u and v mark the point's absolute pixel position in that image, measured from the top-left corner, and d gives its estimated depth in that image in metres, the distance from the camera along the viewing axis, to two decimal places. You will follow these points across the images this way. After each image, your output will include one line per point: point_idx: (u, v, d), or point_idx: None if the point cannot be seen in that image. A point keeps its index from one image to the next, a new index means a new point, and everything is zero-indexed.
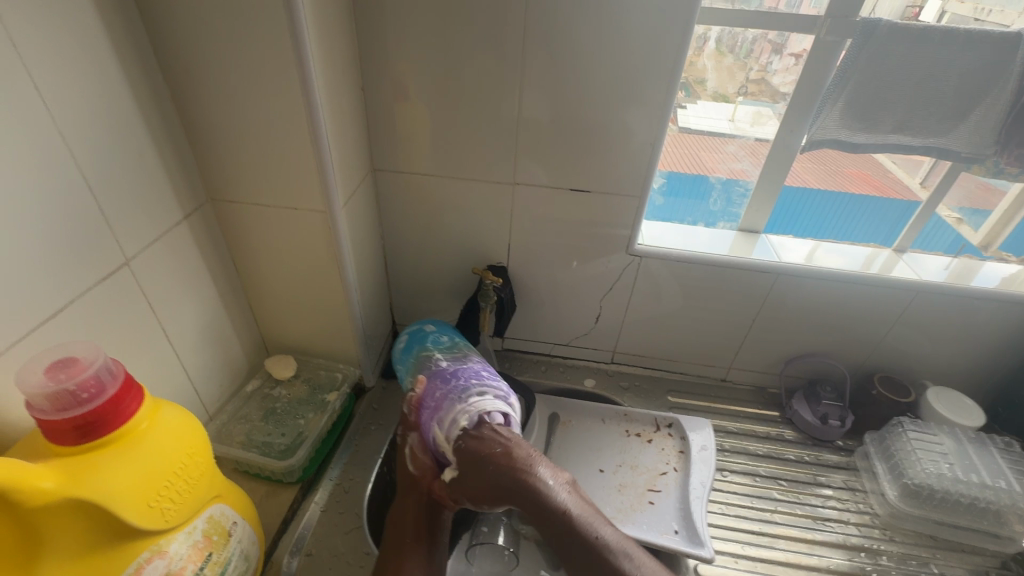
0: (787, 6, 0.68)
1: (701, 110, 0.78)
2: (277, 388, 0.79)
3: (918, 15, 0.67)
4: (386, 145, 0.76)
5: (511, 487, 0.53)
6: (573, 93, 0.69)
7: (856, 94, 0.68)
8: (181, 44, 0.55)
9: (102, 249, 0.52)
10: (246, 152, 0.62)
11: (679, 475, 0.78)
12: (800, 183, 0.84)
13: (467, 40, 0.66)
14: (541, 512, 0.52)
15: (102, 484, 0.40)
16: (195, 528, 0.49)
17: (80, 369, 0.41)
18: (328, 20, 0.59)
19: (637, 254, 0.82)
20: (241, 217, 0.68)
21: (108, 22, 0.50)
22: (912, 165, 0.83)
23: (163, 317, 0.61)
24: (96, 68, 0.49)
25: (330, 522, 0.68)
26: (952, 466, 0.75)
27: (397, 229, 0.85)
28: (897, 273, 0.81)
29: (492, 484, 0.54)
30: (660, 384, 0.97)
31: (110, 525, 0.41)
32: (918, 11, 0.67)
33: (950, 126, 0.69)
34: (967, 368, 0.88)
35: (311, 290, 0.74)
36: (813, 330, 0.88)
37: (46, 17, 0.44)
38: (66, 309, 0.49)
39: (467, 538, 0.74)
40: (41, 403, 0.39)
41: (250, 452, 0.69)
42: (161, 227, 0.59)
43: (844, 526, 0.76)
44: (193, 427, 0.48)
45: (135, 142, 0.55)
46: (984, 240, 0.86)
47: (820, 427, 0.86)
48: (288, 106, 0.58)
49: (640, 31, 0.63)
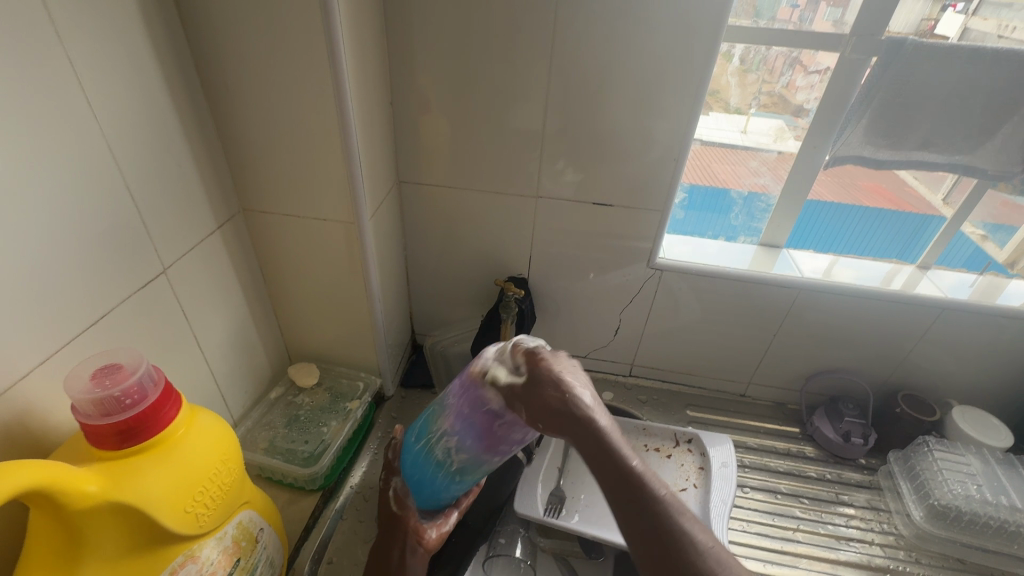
0: (801, 21, 0.68)
1: (713, 122, 0.77)
2: (300, 395, 0.80)
3: (934, 29, 0.66)
4: (412, 158, 0.78)
5: (574, 420, 0.43)
6: (598, 108, 0.70)
7: (880, 111, 0.68)
8: (222, 61, 0.57)
9: (142, 257, 0.53)
10: (280, 164, 0.63)
11: (699, 492, 0.77)
12: (815, 196, 0.82)
13: (495, 56, 0.67)
14: (603, 460, 0.42)
15: (142, 489, 0.41)
16: (225, 534, 0.50)
17: (124, 376, 0.42)
18: (361, 36, 0.60)
19: (658, 267, 0.83)
20: (271, 228, 0.69)
21: (155, 40, 0.52)
22: (935, 180, 0.81)
23: (196, 324, 0.63)
24: (142, 84, 0.51)
25: (350, 530, 0.70)
26: (980, 487, 0.74)
27: (420, 241, 0.87)
28: (921, 289, 0.80)
29: (551, 415, 0.45)
30: (679, 398, 0.97)
31: (147, 529, 0.42)
32: (933, 24, 0.67)
33: (975, 143, 0.69)
34: (994, 387, 0.87)
35: (336, 299, 0.76)
36: (835, 346, 0.87)
37: (99, 38, 0.46)
38: (109, 316, 0.51)
39: (484, 549, 0.73)
40: (87, 408, 0.40)
41: (274, 458, 0.70)
42: (196, 237, 0.61)
43: (867, 547, 0.75)
44: (227, 434, 0.49)
45: (175, 154, 0.56)
46: (1010, 257, 0.84)
47: (842, 445, 0.85)
48: (322, 120, 0.59)
49: (666, 48, 0.64)
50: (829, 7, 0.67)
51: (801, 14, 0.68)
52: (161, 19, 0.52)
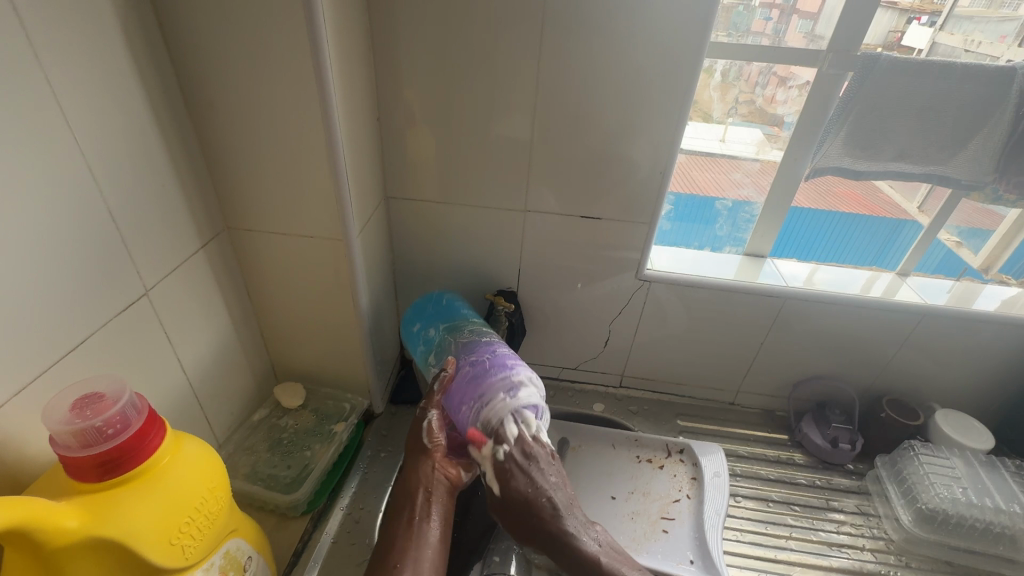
0: (775, 33, 0.70)
1: (694, 131, 0.78)
2: (284, 417, 0.78)
3: (900, 41, 0.69)
4: (399, 174, 0.77)
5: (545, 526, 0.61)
6: (583, 123, 0.71)
7: (858, 122, 0.70)
8: (206, 80, 0.56)
9: (124, 280, 0.52)
10: (264, 182, 0.63)
11: (693, 503, 0.77)
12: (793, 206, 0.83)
13: (481, 71, 0.68)
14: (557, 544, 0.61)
15: (125, 523, 0.39)
16: (212, 564, 0.48)
17: (106, 405, 0.41)
18: (347, 52, 0.60)
19: (646, 279, 0.83)
20: (256, 247, 0.68)
21: (137, 59, 0.51)
22: (909, 189, 0.83)
23: (179, 346, 0.61)
24: (122, 104, 0.50)
25: (340, 554, 0.67)
26: (966, 490, 0.75)
27: (408, 256, 0.86)
28: (902, 295, 0.82)
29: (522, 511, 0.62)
30: (669, 407, 0.97)
31: (131, 562, 0.41)
32: (900, 36, 0.69)
33: (949, 154, 0.71)
34: (972, 389, 0.89)
35: (324, 317, 0.75)
36: (820, 353, 0.88)
37: (76, 57, 0.44)
38: (88, 342, 0.49)
39: (478, 568, 0.72)
40: (67, 439, 0.39)
41: (255, 485, 0.69)
42: (179, 257, 0.59)
43: (858, 552, 0.76)
44: (214, 460, 0.48)
45: (158, 173, 0.55)
46: (985, 262, 0.88)
47: (830, 451, 0.86)
48: (308, 138, 0.59)
49: (651, 64, 0.65)
50: (801, 20, 0.69)
51: (774, 27, 0.70)
52: (141, 37, 0.51)
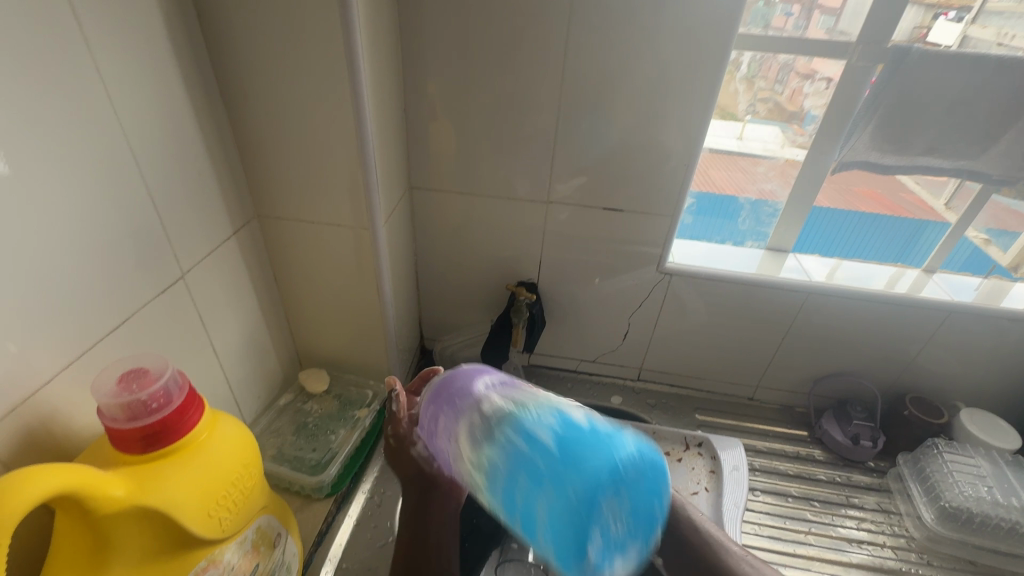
0: (796, 28, 0.70)
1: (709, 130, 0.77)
2: (309, 402, 0.80)
3: (927, 37, 0.67)
4: (424, 164, 0.78)
5: None
6: (607, 115, 0.71)
7: (885, 117, 0.69)
8: (241, 70, 0.57)
9: (163, 263, 0.54)
10: (294, 171, 0.64)
11: (711, 495, 0.78)
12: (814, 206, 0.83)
13: (506, 62, 0.68)
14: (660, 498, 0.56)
15: (168, 493, 0.41)
16: (246, 538, 0.50)
17: (150, 380, 0.42)
18: (377, 43, 0.61)
19: (667, 272, 0.83)
20: (284, 234, 0.70)
21: (177, 49, 0.52)
22: (937, 186, 0.81)
23: (212, 330, 0.63)
24: (163, 92, 0.51)
25: (363, 537, 0.69)
26: (991, 489, 0.74)
27: (430, 246, 0.87)
28: (928, 293, 0.81)
29: None
30: (686, 401, 0.97)
31: (173, 531, 0.42)
32: (926, 33, 0.67)
33: (979, 149, 0.70)
34: (998, 389, 0.88)
35: (349, 304, 0.76)
36: (841, 349, 0.88)
37: (123, 44, 0.46)
38: (129, 322, 0.51)
39: (497, 554, 0.72)
40: (114, 412, 0.41)
41: (282, 466, 0.70)
42: (213, 241, 0.61)
43: (879, 549, 0.76)
44: (248, 438, 0.49)
45: (195, 160, 0.57)
46: (1013, 261, 0.85)
47: (851, 447, 0.85)
48: (338, 128, 0.60)
49: (677, 57, 0.65)
50: (825, 16, 0.69)
51: (796, 22, 0.69)
52: (182, 27, 0.53)
